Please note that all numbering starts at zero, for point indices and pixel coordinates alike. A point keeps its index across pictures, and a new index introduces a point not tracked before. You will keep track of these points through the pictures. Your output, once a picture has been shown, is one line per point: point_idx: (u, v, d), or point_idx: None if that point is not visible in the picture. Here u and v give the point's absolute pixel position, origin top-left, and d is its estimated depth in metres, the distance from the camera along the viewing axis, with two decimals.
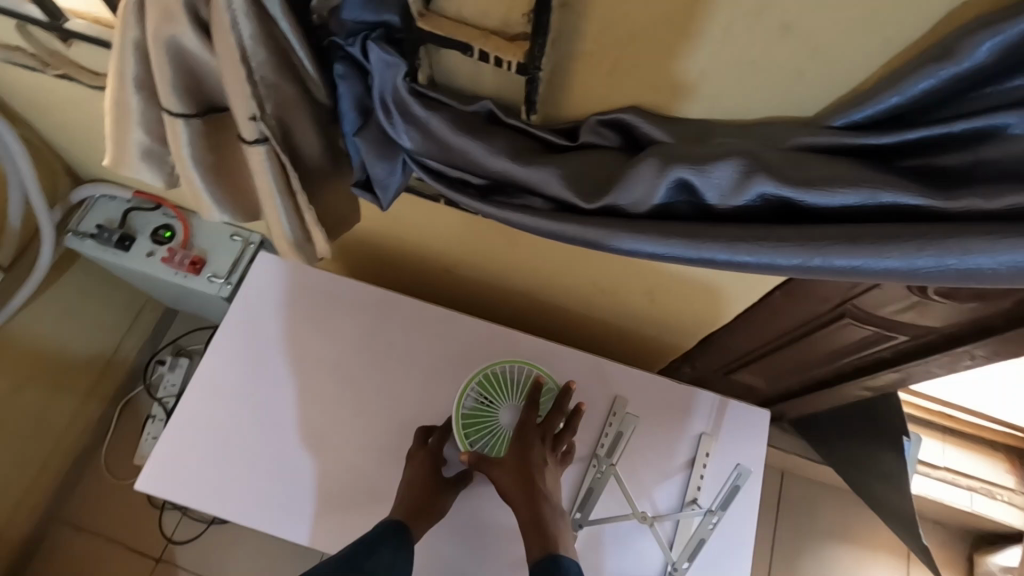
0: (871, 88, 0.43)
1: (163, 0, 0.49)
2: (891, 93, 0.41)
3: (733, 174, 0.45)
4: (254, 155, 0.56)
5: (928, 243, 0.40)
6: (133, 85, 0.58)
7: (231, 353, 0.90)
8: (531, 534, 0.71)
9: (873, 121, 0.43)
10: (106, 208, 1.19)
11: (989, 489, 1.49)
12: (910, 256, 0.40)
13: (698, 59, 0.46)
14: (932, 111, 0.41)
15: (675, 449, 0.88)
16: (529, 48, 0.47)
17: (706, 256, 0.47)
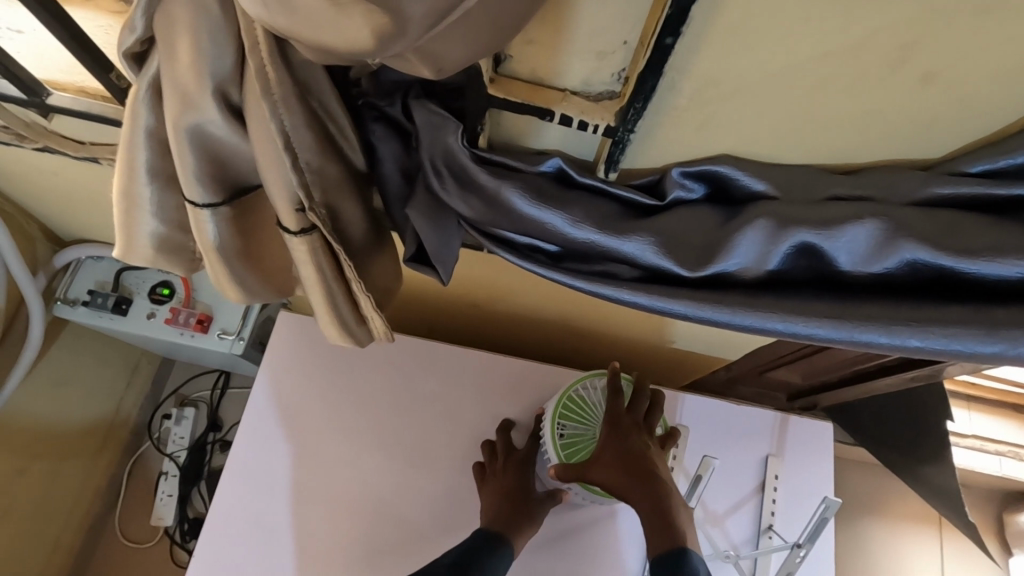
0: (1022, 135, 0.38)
1: (184, 88, 0.42)
2: None
3: (873, 236, 0.40)
4: (301, 246, 0.49)
5: None
6: (146, 176, 0.50)
7: (265, 425, 0.83)
8: (655, 528, 0.66)
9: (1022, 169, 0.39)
10: (96, 270, 1.09)
11: (1017, 452, 1.52)
12: None
13: (815, 108, 0.41)
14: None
15: (743, 475, 0.84)
16: (622, 110, 0.42)
17: (863, 340, 0.39)
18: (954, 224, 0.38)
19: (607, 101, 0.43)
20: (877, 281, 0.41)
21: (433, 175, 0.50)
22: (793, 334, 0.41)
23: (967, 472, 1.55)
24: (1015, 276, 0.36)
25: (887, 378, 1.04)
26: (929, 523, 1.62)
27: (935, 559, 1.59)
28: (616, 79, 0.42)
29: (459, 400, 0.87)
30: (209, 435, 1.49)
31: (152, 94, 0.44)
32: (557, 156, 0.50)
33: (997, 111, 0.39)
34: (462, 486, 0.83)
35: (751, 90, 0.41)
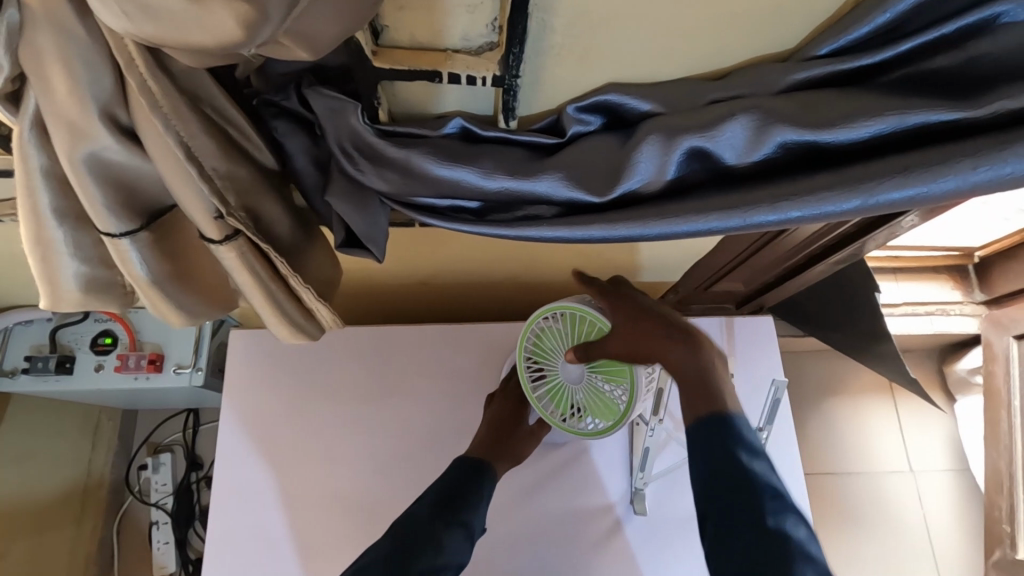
0: (856, 10, 0.42)
1: (67, 116, 0.41)
2: (881, 12, 0.41)
3: (747, 128, 0.44)
4: (228, 253, 0.50)
5: (978, 156, 0.38)
6: (53, 218, 0.50)
7: (242, 441, 0.85)
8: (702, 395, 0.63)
9: (862, 42, 0.43)
10: (27, 335, 1.05)
11: (944, 308, 1.66)
12: (964, 173, 0.37)
13: (677, 23, 0.45)
14: (915, 22, 0.41)
15: None
16: (502, 58, 0.45)
17: (755, 222, 0.43)
18: (810, 105, 0.43)
19: (488, 52, 0.45)
20: (760, 168, 0.45)
21: (343, 158, 0.52)
22: (698, 232, 0.45)
23: (905, 338, 1.70)
24: (869, 136, 0.41)
25: (818, 264, 1.13)
26: (884, 393, 1.77)
27: (894, 423, 1.75)
28: (491, 28, 0.43)
29: (430, 374, 0.90)
30: (191, 474, 1.48)
31: (37, 131, 0.44)
32: (458, 116, 0.52)
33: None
34: (450, 455, 0.86)
35: (620, 18, 0.44)
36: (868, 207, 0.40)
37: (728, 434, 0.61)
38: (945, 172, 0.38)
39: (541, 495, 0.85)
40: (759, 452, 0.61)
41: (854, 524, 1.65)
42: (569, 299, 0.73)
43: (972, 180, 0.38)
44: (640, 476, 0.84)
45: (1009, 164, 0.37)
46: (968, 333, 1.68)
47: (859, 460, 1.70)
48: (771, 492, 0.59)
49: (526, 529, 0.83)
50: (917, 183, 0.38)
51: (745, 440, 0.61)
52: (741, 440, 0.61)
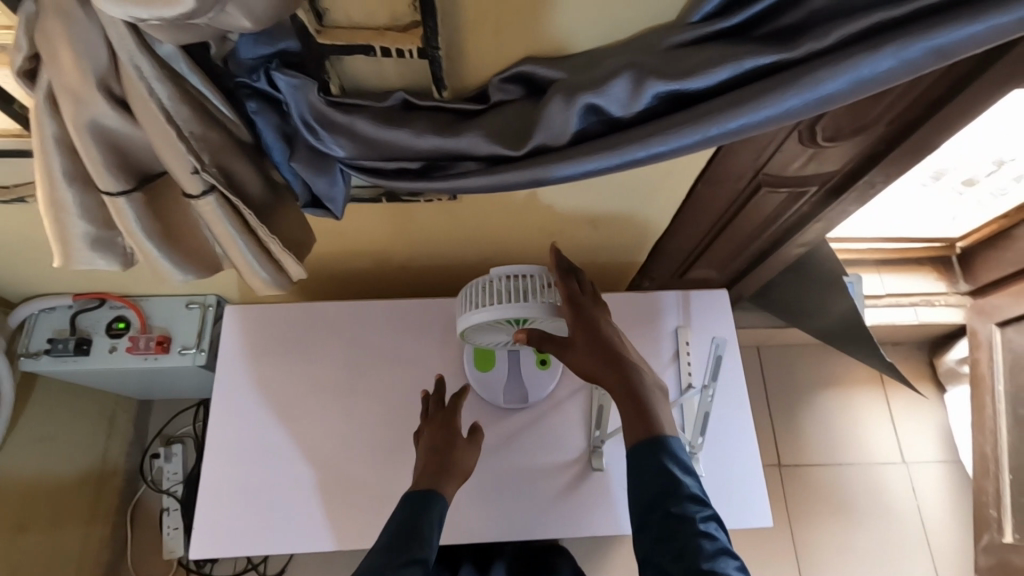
0: None
1: (72, 86, 0.51)
2: None
3: (625, 85, 0.52)
4: (205, 207, 0.60)
5: (791, 87, 0.47)
6: (63, 179, 0.60)
7: (232, 403, 0.93)
8: (633, 417, 0.73)
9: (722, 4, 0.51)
10: (50, 321, 1.16)
11: (930, 299, 1.69)
12: (781, 101, 0.48)
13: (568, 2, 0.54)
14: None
15: (660, 349, 0.97)
16: (423, 32, 0.53)
17: (630, 156, 0.53)
18: (674, 64, 0.51)
19: (413, 28, 0.54)
20: (644, 116, 0.54)
21: (305, 130, 0.60)
22: (592, 172, 0.55)
23: (891, 330, 1.73)
24: (721, 80, 0.50)
25: (782, 248, 1.20)
26: (875, 385, 1.80)
27: (885, 415, 1.77)
28: (412, 8, 0.53)
29: (407, 344, 0.98)
30: (200, 465, 1.57)
31: (49, 103, 0.54)
32: (400, 91, 0.61)
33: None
34: (420, 414, 0.94)
35: None
36: (710, 137, 0.50)
37: (663, 446, 0.71)
38: (779, 96, 0.48)
39: (507, 453, 0.91)
40: (688, 467, 0.70)
41: (845, 514, 1.66)
42: (468, 295, 0.80)
43: (803, 101, 0.48)
44: (598, 436, 0.90)
45: (829, 81, 0.47)
46: (954, 324, 1.70)
47: (850, 451, 1.73)
48: (698, 502, 0.68)
49: (492, 485, 0.89)
50: (760, 109, 0.48)
51: (675, 455, 0.70)
52: (672, 454, 0.71)
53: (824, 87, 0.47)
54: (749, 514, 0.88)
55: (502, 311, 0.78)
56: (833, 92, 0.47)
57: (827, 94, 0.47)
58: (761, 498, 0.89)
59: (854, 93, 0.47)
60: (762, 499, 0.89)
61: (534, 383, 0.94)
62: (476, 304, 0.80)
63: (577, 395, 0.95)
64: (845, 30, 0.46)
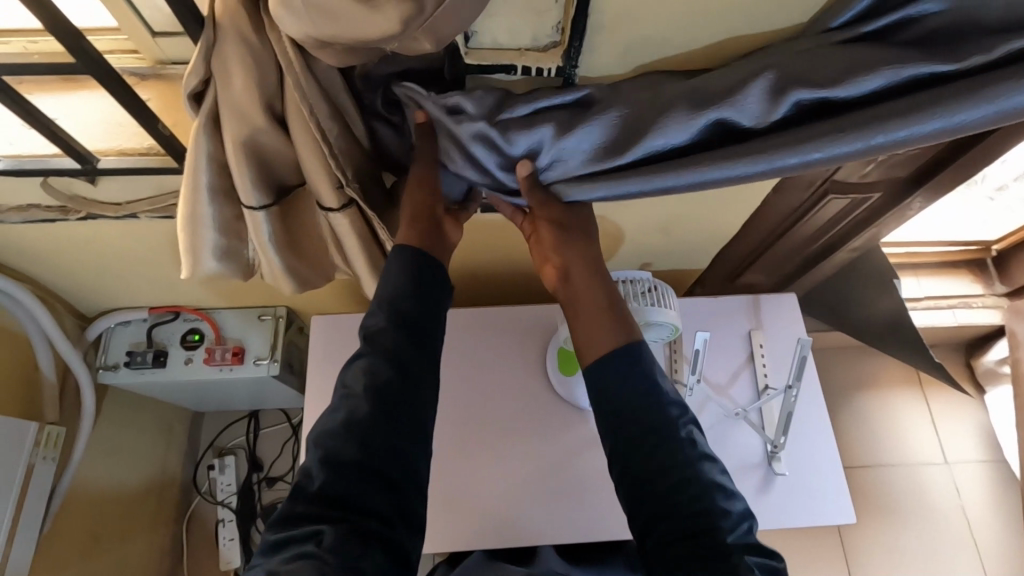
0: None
1: (240, 106, 0.55)
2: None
3: (767, 90, 0.55)
4: (342, 219, 0.63)
5: (933, 109, 0.51)
6: (208, 195, 0.63)
7: (319, 411, 0.96)
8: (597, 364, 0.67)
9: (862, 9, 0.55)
10: (126, 334, 1.19)
11: (967, 301, 1.73)
12: (922, 121, 0.51)
13: (698, 23, 0.57)
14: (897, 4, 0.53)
15: (734, 352, 1.00)
16: (564, 52, 0.58)
17: (755, 168, 0.56)
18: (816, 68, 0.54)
19: (552, 48, 0.58)
20: (776, 123, 0.57)
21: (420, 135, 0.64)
22: (711, 182, 0.58)
23: (929, 331, 1.76)
24: (859, 93, 0.53)
25: (837, 252, 1.23)
26: (913, 387, 1.83)
27: (925, 416, 1.79)
28: (555, 30, 0.56)
29: (487, 351, 1.01)
30: (254, 475, 1.59)
31: (210, 123, 0.57)
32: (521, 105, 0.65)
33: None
34: (503, 419, 0.96)
35: (654, 17, 0.56)
36: (842, 151, 0.54)
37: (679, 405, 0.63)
38: (917, 119, 0.51)
39: (591, 456, 0.93)
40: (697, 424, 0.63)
41: (892, 515, 1.68)
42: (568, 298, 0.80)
43: (936, 129, 0.51)
44: None
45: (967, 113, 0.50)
46: (991, 325, 1.73)
47: (893, 452, 1.75)
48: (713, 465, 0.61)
49: (580, 487, 0.91)
50: (898, 131, 0.52)
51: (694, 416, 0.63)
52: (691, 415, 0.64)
53: (960, 117, 0.50)
54: (829, 509, 0.90)
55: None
56: (971, 121, 0.51)
57: (965, 122, 0.51)
58: (841, 493, 0.91)
59: (989, 121, 0.51)
60: (844, 497, 0.91)
61: None
62: None
63: None
64: (989, 56, 0.50)
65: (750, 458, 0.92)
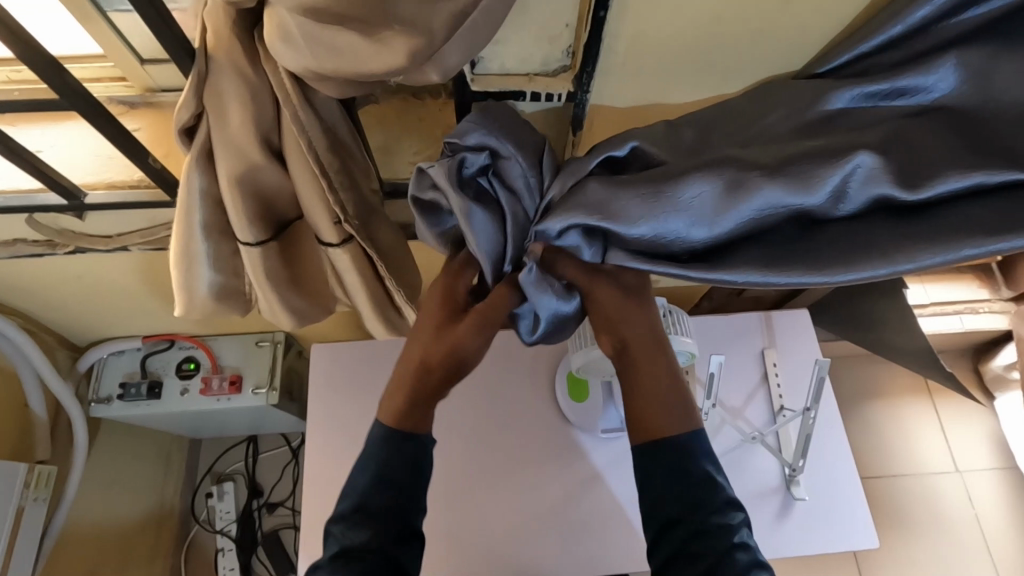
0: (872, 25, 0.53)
1: (235, 141, 0.52)
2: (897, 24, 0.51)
3: (870, 165, 0.51)
4: (342, 255, 0.60)
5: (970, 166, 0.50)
6: (202, 232, 0.59)
7: (321, 444, 0.92)
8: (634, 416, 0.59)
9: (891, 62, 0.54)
10: (120, 364, 1.15)
11: (973, 306, 1.71)
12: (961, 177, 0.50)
13: (716, 42, 0.55)
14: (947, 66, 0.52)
15: (748, 372, 0.97)
16: (576, 77, 0.55)
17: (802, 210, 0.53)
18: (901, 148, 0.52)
19: (563, 74, 0.55)
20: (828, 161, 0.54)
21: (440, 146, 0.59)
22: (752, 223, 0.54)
23: (936, 337, 1.75)
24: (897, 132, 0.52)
25: None
26: (921, 394, 1.80)
27: (935, 424, 1.77)
28: (565, 54, 0.54)
29: (496, 377, 0.97)
30: (253, 502, 1.55)
31: (204, 158, 0.54)
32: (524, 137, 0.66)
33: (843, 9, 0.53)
34: (513, 448, 0.92)
35: (671, 38, 0.53)
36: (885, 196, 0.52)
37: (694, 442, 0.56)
38: (976, 233, 0.51)
39: (605, 486, 0.90)
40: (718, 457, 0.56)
41: (903, 525, 1.66)
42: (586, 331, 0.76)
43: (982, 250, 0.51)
44: None
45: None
46: (999, 330, 1.71)
47: (903, 461, 1.73)
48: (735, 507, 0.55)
49: (595, 519, 0.88)
50: (953, 251, 0.50)
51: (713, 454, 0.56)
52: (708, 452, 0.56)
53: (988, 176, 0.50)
54: (854, 535, 0.87)
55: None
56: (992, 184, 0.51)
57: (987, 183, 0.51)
58: (863, 517, 0.88)
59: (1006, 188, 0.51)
60: (866, 522, 0.88)
61: None
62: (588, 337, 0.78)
63: None
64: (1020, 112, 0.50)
65: (768, 483, 0.89)
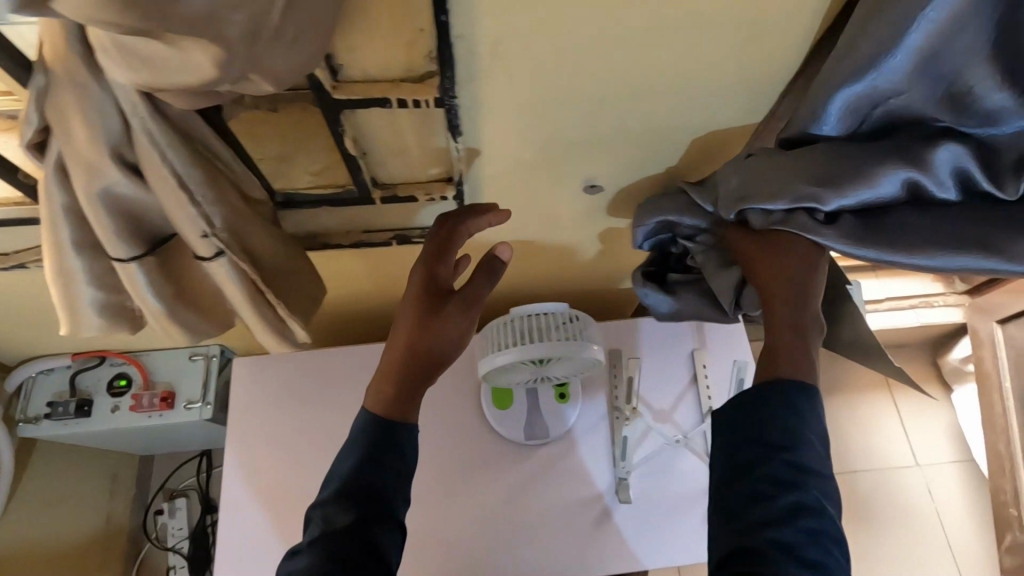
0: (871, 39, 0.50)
1: (84, 156, 0.50)
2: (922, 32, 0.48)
3: (955, 156, 0.54)
4: (217, 268, 0.58)
5: None
6: (71, 249, 0.58)
7: (242, 458, 0.89)
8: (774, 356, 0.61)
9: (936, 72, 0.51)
10: (49, 383, 1.13)
11: (928, 300, 1.71)
12: None
13: (582, 40, 0.54)
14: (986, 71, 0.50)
15: (677, 374, 0.96)
16: (439, 83, 0.54)
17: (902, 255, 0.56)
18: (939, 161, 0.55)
19: (428, 78, 0.54)
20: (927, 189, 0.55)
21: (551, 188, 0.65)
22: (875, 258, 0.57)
23: (893, 332, 1.75)
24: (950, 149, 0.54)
25: None
26: (882, 389, 1.80)
27: (895, 418, 1.77)
28: (426, 59, 0.53)
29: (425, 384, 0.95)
30: (206, 518, 1.52)
31: (59, 173, 0.53)
32: (401, 146, 0.64)
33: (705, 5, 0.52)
34: (439, 457, 0.91)
35: (531, 38, 0.53)
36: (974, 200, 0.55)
37: (797, 392, 0.59)
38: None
39: (532, 493, 0.89)
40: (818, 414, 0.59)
41: (863, 521, 1.66)
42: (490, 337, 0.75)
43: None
44: (624, 466, 0.89)
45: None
46: (954, 323, 1.71)
47: (864, 457, 1.73)
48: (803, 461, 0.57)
49: (523, 526, 0.87)
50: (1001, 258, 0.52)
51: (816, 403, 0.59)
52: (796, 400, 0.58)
53: None
54: None
55: (519, 351, 0.73)
56: None
57: None
58: None
59: None
60: None
61: (556, 420, 0.91)
62: (495, 345, 0.76)
63: (599, 427, 0.93)
64: None
65: (695, 486, 0.88)
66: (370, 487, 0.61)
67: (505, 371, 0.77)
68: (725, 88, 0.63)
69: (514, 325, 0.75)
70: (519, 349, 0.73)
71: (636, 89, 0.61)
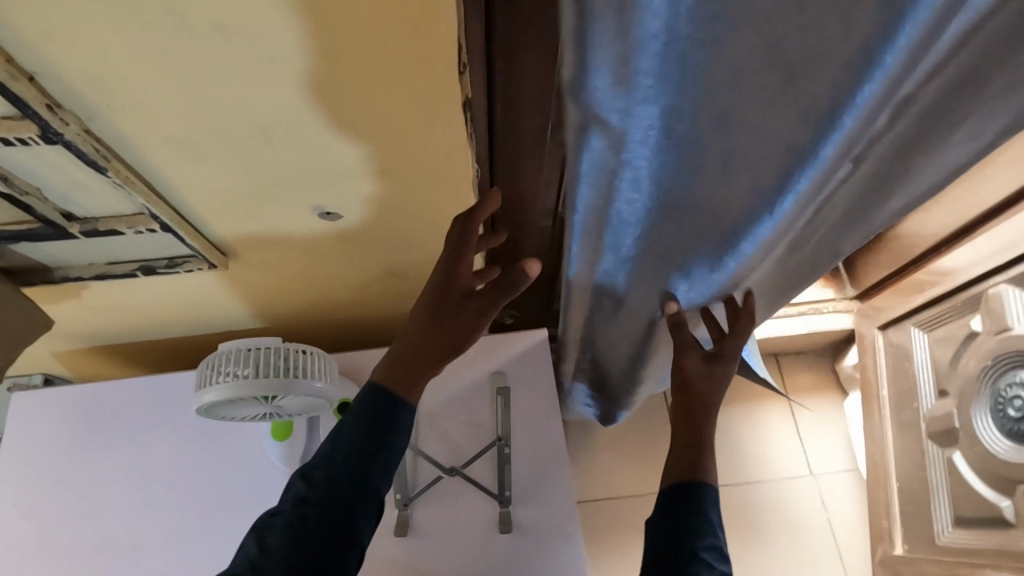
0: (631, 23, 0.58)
1: None
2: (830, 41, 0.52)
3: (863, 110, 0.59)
4: None
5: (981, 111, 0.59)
6: None
7: (49, 476, 1.03)
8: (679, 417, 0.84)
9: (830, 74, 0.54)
10: None
11: (816, 307, 1.68)
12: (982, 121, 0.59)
13: (185, 69, 0.57)
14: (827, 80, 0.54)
15: (468, 405, 1.04)
16: (35, 121, 0.57)
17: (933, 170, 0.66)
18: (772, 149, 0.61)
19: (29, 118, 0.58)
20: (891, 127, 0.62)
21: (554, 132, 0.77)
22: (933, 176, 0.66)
23: (784, 340, 1.71)
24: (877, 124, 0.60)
25: None
26: (779, 397, 1.78)
27: (790, 428, 1.74)
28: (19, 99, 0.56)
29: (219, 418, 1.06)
30: None
31: None
32: (64, 183, 0.67)
33: (288, 35, 0.55)
34: (219, 480, 1.03)
35: (127, 68, 0.56)
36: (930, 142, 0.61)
37: (698, 496, 0.75)
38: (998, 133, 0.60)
39: None
40: (711, 517, 0.74)
41: (753, 534, 1.62)
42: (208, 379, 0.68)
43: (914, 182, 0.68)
44: (404, 497, 0.97)
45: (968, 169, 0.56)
46: (844, 329, 1.69)
47: (757, 468, 1.70)
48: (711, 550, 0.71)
49: None
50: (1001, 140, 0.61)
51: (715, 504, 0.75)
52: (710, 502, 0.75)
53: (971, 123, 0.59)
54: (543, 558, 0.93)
55: (236, 389, 0.67)
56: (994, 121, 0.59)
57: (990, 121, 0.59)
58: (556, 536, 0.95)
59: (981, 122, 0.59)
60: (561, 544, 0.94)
61: None
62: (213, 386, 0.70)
63: None
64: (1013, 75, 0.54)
65: (473, 510, 0.97)
66: (338, 531, 0.66)
67: (234, 408, 0.71)
68: (377, 108, 0.65)
69: (234, 358, 0.69)
70: (238, 387, 0.67)
71: (282, 112, 0.64)
